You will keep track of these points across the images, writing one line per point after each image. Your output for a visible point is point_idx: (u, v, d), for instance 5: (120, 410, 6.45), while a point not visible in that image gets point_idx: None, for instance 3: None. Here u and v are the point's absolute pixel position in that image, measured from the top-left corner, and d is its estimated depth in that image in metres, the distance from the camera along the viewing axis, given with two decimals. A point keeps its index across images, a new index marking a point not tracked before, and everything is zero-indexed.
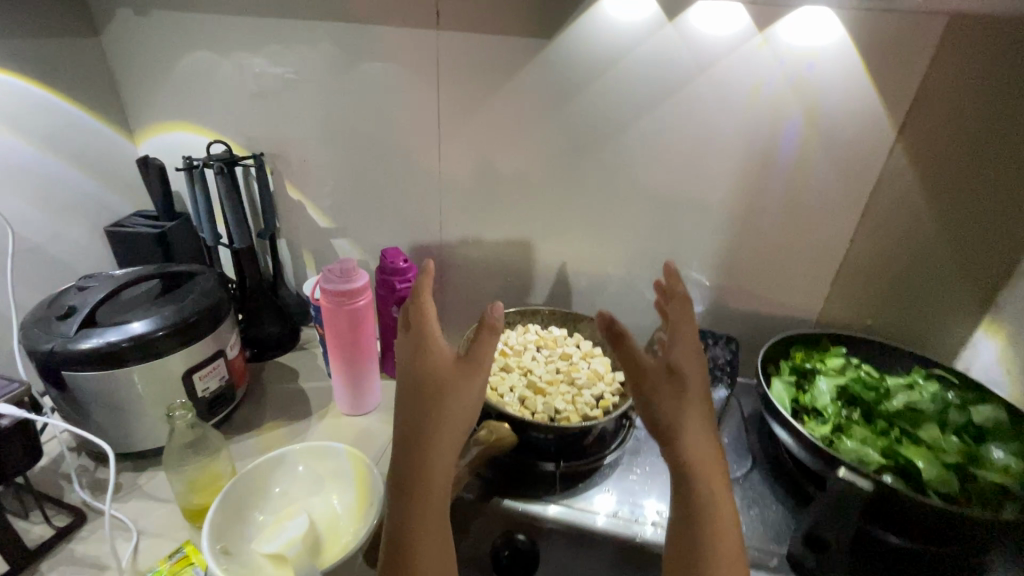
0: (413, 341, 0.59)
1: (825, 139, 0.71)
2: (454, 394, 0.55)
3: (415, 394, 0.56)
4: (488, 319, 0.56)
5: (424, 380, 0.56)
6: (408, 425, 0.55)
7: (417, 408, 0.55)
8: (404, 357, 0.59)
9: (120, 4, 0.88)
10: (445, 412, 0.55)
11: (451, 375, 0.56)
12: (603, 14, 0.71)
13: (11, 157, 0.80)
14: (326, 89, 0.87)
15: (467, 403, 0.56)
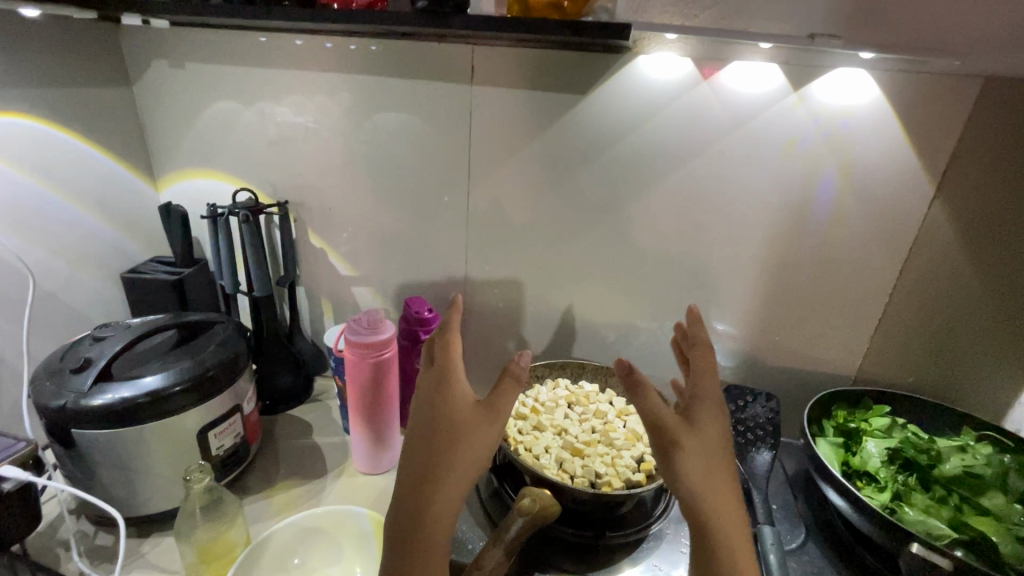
0: (432, 381, 0.53)
1: (861, 195, 0.71)
2: (467, 445, 0.49)
3: (425, 439, 0.50)
4: (514, 367, 0.52)
5: (438, 422, 0.50)
6: (413, 473, 0.50)
7: (425, 456, 0.50)
8: (421, 395, 0.53)
9: (155, 56, 0.89)
10: (455, 465, 0.49)
11: (468, 421, 0.50)
12: (638, 71, 0.72)
13: (36, 203, 0.79)
14: (355, 139, 0.87)
15: (479, 456, 0.50)
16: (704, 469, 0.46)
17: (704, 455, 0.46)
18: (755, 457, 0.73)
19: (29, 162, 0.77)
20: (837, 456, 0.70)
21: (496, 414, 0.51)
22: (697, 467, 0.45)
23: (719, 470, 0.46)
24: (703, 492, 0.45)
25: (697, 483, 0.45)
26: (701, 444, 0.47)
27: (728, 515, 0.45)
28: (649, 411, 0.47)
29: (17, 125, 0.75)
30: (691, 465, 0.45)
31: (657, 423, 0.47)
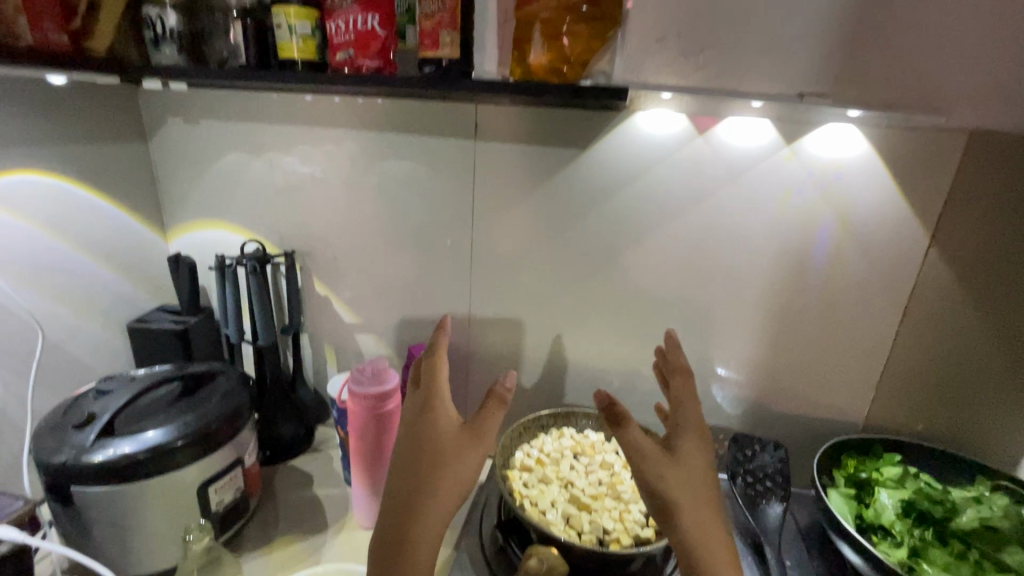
0: (419, 402, 0.55)
1: (858, 244, 0.73)
2: (453, 464, 0.51)
3: (411, 458, 0.52)
4: (499, 387, 0.55)
5: (424, 443, 0.52)
6: (398, 492, 0.51)
7: (411, 480, 0.51)
8: (408, 416, 0.55)
9: (172, 114, 0.93)
10: (439, 488, 0.50)
11: (454, 445, 0.52)
12: (635, 126, 0.75)
13: (49, 257, 0.81)
14: (361, 191, 0.90)
15: (464, 480, 0.51)
16: (689, 502, 0.47)
17: (688, 486, 0.48)
18: (767, 509, 0.71)
19: (45, 218, 0.79)
20: (850, 508, 0.68)
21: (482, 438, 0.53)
22: (682, 499, 0.47)
23: (705, 494, 0.48)
24: (689, 520, 0.46)
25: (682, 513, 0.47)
26: (685, 474, 0.48)
27: (715, 538, 0.46)
28: (631, 440, 0.49)
29: (38, 183, 0.78)
30: (676, 498, 0.47)
31: (641, 453, 0.49)
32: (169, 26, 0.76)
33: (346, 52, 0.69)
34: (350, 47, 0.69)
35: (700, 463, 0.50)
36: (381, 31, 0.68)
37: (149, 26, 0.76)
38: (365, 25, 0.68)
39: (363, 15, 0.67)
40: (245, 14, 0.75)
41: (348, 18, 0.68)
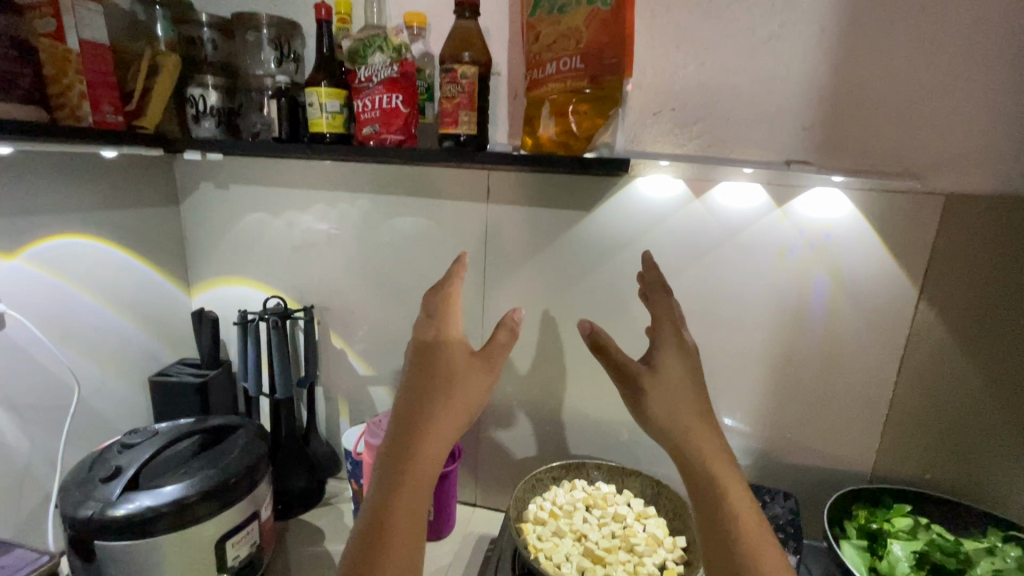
0: (434, 332, 0.61)
1: (852, 297, 0.77)
2: (464, 383, 0.57)
3: (425, 378, 0.57)
4: (508, 323, 0.65)
5: (439, 365, 0.58)
6: (411, 406, 0.55)
7: (425, 393, 0.56)
8: (422, 344, 0.61)
9: (203, 180, 1.00)
10: (451, 400, 0.55)
11: (465, 366, 0.59)
12: (636, 191, 0.81)
13: (85, 314, 0.85)
14: (379, 250, 0.95)
15: (472, 400, 0.57)
16: (665, 402, 0.57)
17: (666, 391, 0.58)
18: None
19: (86, 277, 0.84)
20: (864, 561, 0.69)
21: (490, 367, 0.60)
22: (657, 404, 0.58)
23: (686, 400, 0.58)
24: (671, 417, 0.57)
25: (665, 411, 0.57)
26: (660, 386, 0.59)
27: (703, 436, 0.56)
28: (611, 361, 0.63)
29: (81, 244, 0.83)
30: (652, 406, 0.58)
31: (620, 373, 0.62)
32: (209, 103, 0.83)
33: (371, 126, 0.76)
34: (376, 122, 0.75)
35: (674, 371, 0.60)
36: (405, 110, 0.74)
37: (191, 103, 0.83)
38: (390, 104, 0.74)
39: (387, 95, 0.74)
40: (278, 93, 0.82)
41: (373, 97, 0.75)
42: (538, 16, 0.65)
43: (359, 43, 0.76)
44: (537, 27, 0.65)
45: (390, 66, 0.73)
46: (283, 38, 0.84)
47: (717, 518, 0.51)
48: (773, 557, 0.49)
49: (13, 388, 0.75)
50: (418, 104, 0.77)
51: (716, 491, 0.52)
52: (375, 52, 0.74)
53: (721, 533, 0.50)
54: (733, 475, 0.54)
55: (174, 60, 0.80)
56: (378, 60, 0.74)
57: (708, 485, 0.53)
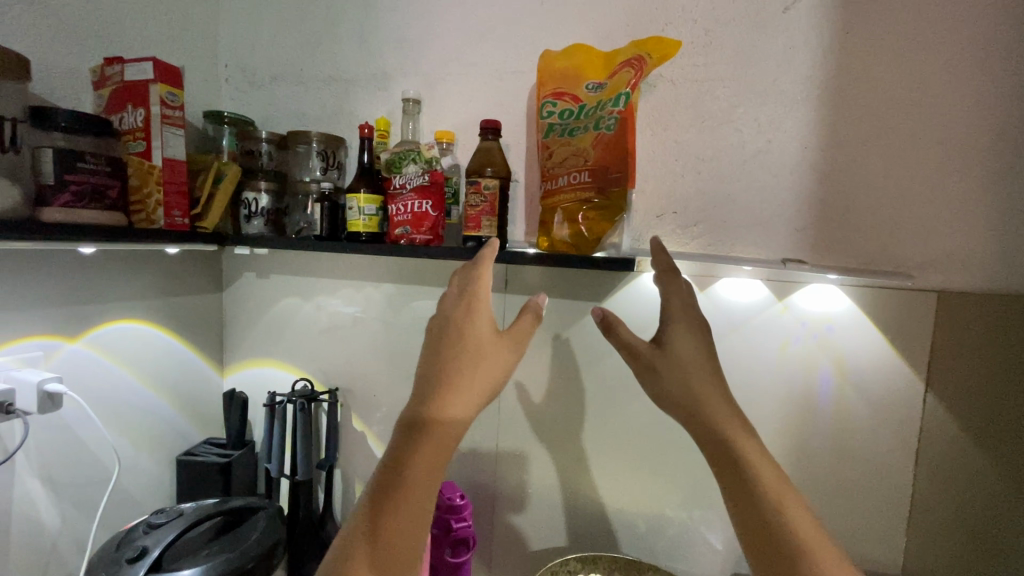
0: (465, 307, 0.67)
1: (859, 388, 0.79)
2: (490, 359, 0.65)
3: (456, 349, 0.64)
4: (533, 307, 0.72)
5: (467, 339, 0.65)
6: (441, 371, 0.62)
7: (456, 362, 0.63)
8: (453, 316, 0.67)
9: (245, 269, 1.09)
10: (479, 372, 0.63)
11: (490, 347, 0.66)
12: (644, 284, 0.87)
13: (129, 395, 0.90)
14: (403, 335, 1.01)
15: (498, 372, 0.65)
16: (677, 378, 0.65)
17: (680, 370, 0.66)
18: None
19: (135, 360, 0.91)
20: None
21: (516, 348, 0.67)
22: (672, 386, 0.65)
23: (703, 377, 0.65)
24: (693, 392, 0.64)
25: (684, 387, 0.65)
26: (676, 367, 0.66)
27: (719, 408, 0.63)
28: (622, 343, 0.71)
29: (135, 329, 0.90)
30: (667, 386, 0.66)
31: (633, 355, 0.69)
32: (260, 205, 0.94)
33: (403, 227, 0.84)
34: (407, 224, 0.84)
35: (686, 350, 0.67)
36: (434, 214, 0.83)
37: (245, 205, 0.94)
38: (420, 208, 0.83)
39: (419, 200, 0.83)
40: (322, 196, 0.92)
41: (406, 202, 0.84)
42: (551, 137, 0.75)
43: (395, 155, 0.87)
44: (551, 147, 0.75)
45: (422, 176, 0.83)
46: (330, 151, 0.95)
47: (747, 484, 0.58)
48: (798, 511, 0.56)
49: (57, 467, 0.79)
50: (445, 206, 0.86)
51: (735, 457, 0.59)
52: (410, 163, 0.85)
53: (741, 483, 0.58)
54: (743, 436, 0.61)
55: (235, 170, 0.91)
56: (411, 169, 0.85)
57: (727, 452, 0.60)
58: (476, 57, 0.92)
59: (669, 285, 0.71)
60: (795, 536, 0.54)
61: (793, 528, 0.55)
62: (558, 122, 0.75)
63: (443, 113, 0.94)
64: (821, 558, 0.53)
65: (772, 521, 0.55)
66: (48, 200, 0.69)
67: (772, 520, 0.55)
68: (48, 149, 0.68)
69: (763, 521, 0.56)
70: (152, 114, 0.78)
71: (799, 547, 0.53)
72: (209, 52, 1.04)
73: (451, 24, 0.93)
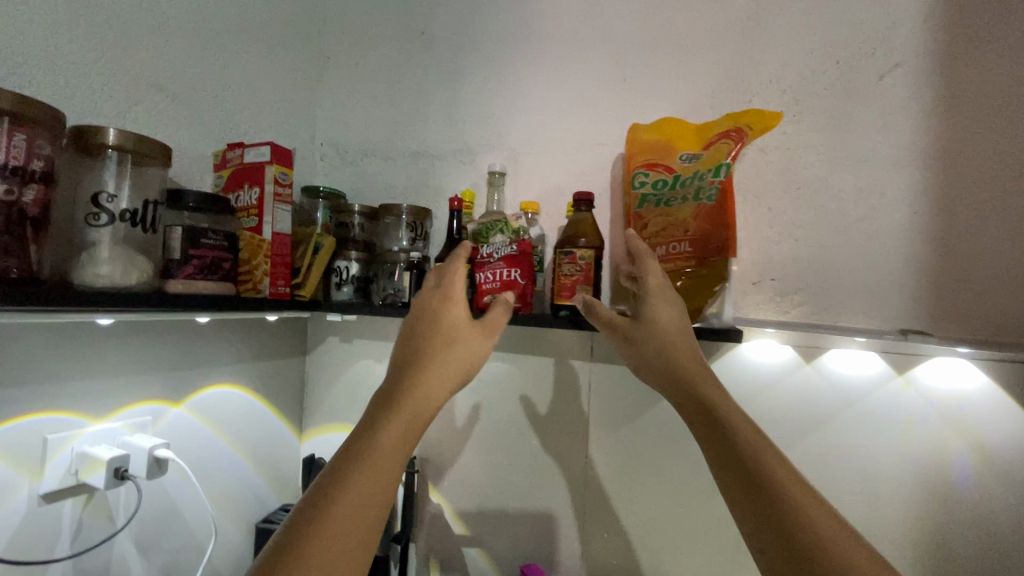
0: (440, 299, 0.75)
1: (1004, 478, 0.69)
2: (464, 342, 0.70)
3: (429, 332, 0.70)
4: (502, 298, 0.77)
5: (441, 324, 0.71)
6: (415, 351, 0.68)
7: (429, 342, 0.69)
8: (429, 306, 0.74)
9: (328, 333, 1.11)
10: (453, 352, 0.68)
11: (464, 331, 0.71)
12: (741, 356, 0.82)
13: (219, 459, 0.92)
14: (482, 403, 0.99)
15: (472, 353, 0.70)
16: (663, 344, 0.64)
17: (652, 338, 0.65)
18: None
19: (227, 424, 0.93)
20: None
21: (490, 334, 0.73)
22: (651, 354, 0.64)
23: (673, 342, 0.63)
24: (665, 354, 0.63)
25: (661, 352, 0.64)
26: (651, 334, 0.65)
27: (691, 364, 0.62)
28: (604, 323, 0.69)
29: (230, 393, 0.93)
30: (646, 356, 0.65)
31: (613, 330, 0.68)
32: (351, 273, 0.98)
33: (492, 296, 0.84)
34: (496, 293, 0.83)
35: (662, 317, 0.65)
36: (523, 281, 0.82)
37: (336, 273, 0.98)
38: (509, 276, 0.83)
39: (508, 269, 0.83)
40: (410, 265, 0.95)
41: (495, 271, 0.84)
42: (646, 207, 0.76)
43: (482, 225, 0.89)
44: (645, 217, 0.76)
45: (510, 245, 0.83)
46: (418, 222, 0.99)
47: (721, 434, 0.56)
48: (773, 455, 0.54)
49: (153, 535, 0.79)
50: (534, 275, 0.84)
51: (705, 410, 0.59)
52: (497, 234, 0.86)
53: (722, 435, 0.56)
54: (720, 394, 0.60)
55: (332, 240, 0.96)
56: (498, 239, 0.85)
57: (697, 406, 0.59)
58: (559, 131, 0.95)
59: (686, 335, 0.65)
60: (783, 488, 0.51)
61: (778, 481, 0.51)
62: (652, 193, 0.76)
63: (526, 183, 0.97)
64: (807, 506, 0.50)
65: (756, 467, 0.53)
66: (173, 273, 0.73)
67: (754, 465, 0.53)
68: (179, 227, 0.74)
69: (743, 465, 0.53)
70: (266, 192, 0.84)
71: (785, 490, 0.51)
72: (307, 133, 1.13)
73: (535, 103, 0.98)
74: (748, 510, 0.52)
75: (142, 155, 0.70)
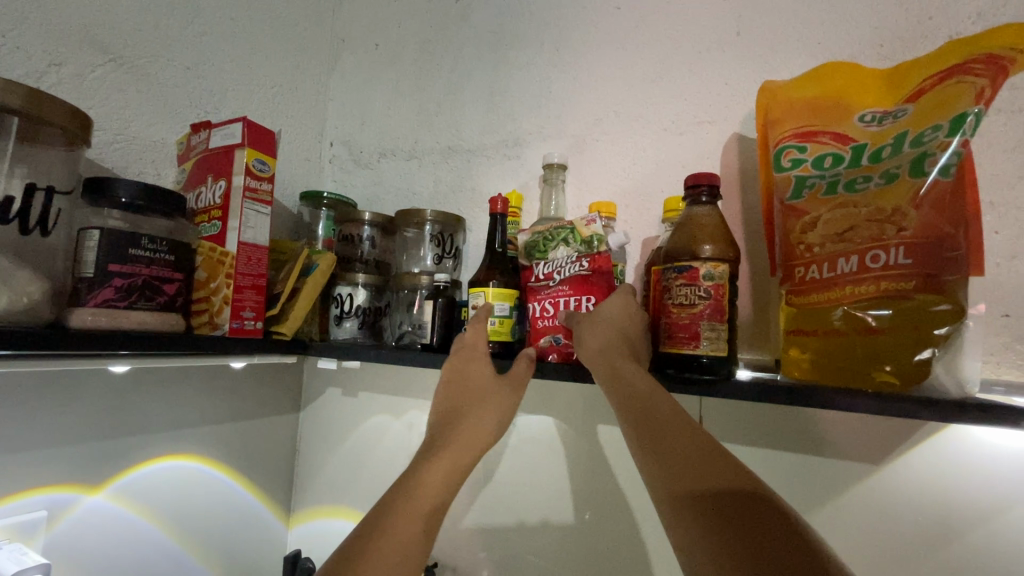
0: (462, 340, 0.56)
1: None
2: (488, 394, 0.51)
3: (450, 382, 0.53)
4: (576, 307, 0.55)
5: (463, 373, 0.53)
6: (440, 415, 0.52)
7: (452, 400, 0.52)
8: (455, 351, 0.56)
9: (327, 384, 0.85)
10: (479, 410, 0.50)
11: (493, 385, 0.51)
12: (972, 438, 0.50)
13: (158, 564, 0.64)
14: (531, 492, 0.70)
15: (501, 407, 0.50)
16: (612, 331, 0.50)
17: (593, 323, 0.51)
18: None
19: (172, 512, 0.66)
20: None
21: (523, 382, 0.52)
22: (587, 338, 0.50)
23: (613, 331, 0.50)
24: (597, 336, 0.49)
25: (597, 333, 0.50)
26: (597, 322, 0.51)
27: (619, 352, 0.48)
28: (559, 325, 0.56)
29: (180, 468, 0.66)
30: (584, 338, 0.50)
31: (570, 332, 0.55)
32: (356, 303, 0.72)
33: (552, 336, 0.56)
34: (559, 333, 0.56)
35: (613, 310, 0.52)
36: None
37: (336, 303, 0.72)
38: (579, 309, 0.55)
39: (576, 298, 0.55)
40: (434, 292, 0.67)
41: (557, 300, 0.56)
42: (807, 197, 0.47)
43: (539, 235, 0.60)
44: (807, 211, 0.47)
45: (578, 261, 0.55)
46: (447, 235, 0.73)
47: (649, 426, 0.41)
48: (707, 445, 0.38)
49: None
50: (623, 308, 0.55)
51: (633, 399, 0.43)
52: (558, 245, 0.58)
53: (648, 421, 0.41)
54: (641, 373, 0.45)
55: (330, 258, 0.71)
56: (562, 251, 0.57)
57: (628, 396, 0.44)
58: (641, 109, 0.69)
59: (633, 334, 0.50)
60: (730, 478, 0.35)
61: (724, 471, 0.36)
62: (814, 174, 0.47)
63: (596, 181, 0.70)
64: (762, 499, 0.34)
65: (699, 459, 0.37)
66: (82, 298, 0.49)
67: (687, 457, 0.38)
68: (97, 230, 0.50)
69: (672, 461, 0.38)
70: (234, 186, 0.60)
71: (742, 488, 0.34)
72: (314, 130, 0.91)
73: (607, 74, 0.72)
74: (685, 522, 0.34)
75: (39, 121, 0.46)
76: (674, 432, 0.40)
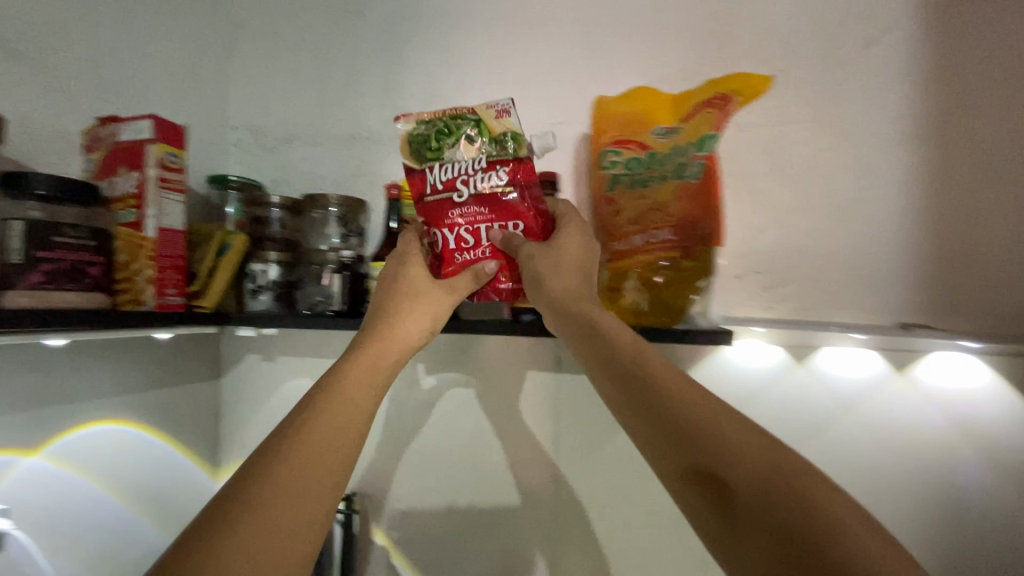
0: (398, 257, 0.66)
1: (1014, 481, 0.64)
2: (421, 302, 0.63)
3: (387, 292, 0.64)
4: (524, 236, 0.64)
5: (399, 284, 0.64)
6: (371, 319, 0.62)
7: (383, 308, 0.63)
8: (393, 264, 0.66)
9: (246, 352, 0.93)
10: (404, 317, 0.62)
11: (429, 292, 0.63)
12: (730, 358, 0.72)
13: (97, 516, 0.72)
14: (433, 427, 0.86)
15: (435, 312, 0.63)
16: (573, 276, 0.59)
17: (554, 260, 0.60)
18: None
19: (108, 470, 0.74)
20: None
21: (458, 290, 0.64)
22: (546, 269, 0.59)
23: (579, 269, 0.60)
24: (561, 277, 0.58)
25: (559, 271, 0.59)
26: (552, 257, 0.60)
27: (577, 289, 0.58)
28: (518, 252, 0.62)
29: (111, 431, 0.74)
30: (542, 270, 0.59)
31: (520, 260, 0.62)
32: (269, 278, 0.80)
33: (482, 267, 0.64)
34: (488, 262, 0.64)
35: (571, 244, 0.61)
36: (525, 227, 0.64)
37: (251, 278, 0.80)
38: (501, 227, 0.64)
39: (499, 222, 0.64)
40: (341, 266, 0.79)
41: (480, 222, 0.64)
42: (617, 190, 0.65)
43: (434, 130, 0.64)
44: (618, 201, 0.64)
45: (493, 175, 0.62)
46: (351, 216, 0.85)
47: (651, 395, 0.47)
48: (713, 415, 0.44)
49: None
50: (549, 233, 0.65)
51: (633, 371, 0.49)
52: (458, 142, 0.63)
53: (648, 391, 0.47)
54: (627, 340, 0.52)
55: (243, 239, 0.79)
56: (467, 154, 0.63)
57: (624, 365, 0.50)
58: (514, 109, 0.83)
59: (585, 268, 0.60)
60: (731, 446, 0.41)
61: (725, 439, 0.42)
62: (624, 173, 0.65)
63: None
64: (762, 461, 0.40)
65: (700, 426, 0.43)
66: (12, 282, 0.55)
67: (687, 425, 0.43)
68: (20, 221, 0.55)
69: (676, 427, 0.44)
70: (148, 177, 0.67)
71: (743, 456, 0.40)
72: (215, 113, 0.95)
73: (487, 78, 0.85)
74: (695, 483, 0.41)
75: None
76: (673, 401, 0.46)
